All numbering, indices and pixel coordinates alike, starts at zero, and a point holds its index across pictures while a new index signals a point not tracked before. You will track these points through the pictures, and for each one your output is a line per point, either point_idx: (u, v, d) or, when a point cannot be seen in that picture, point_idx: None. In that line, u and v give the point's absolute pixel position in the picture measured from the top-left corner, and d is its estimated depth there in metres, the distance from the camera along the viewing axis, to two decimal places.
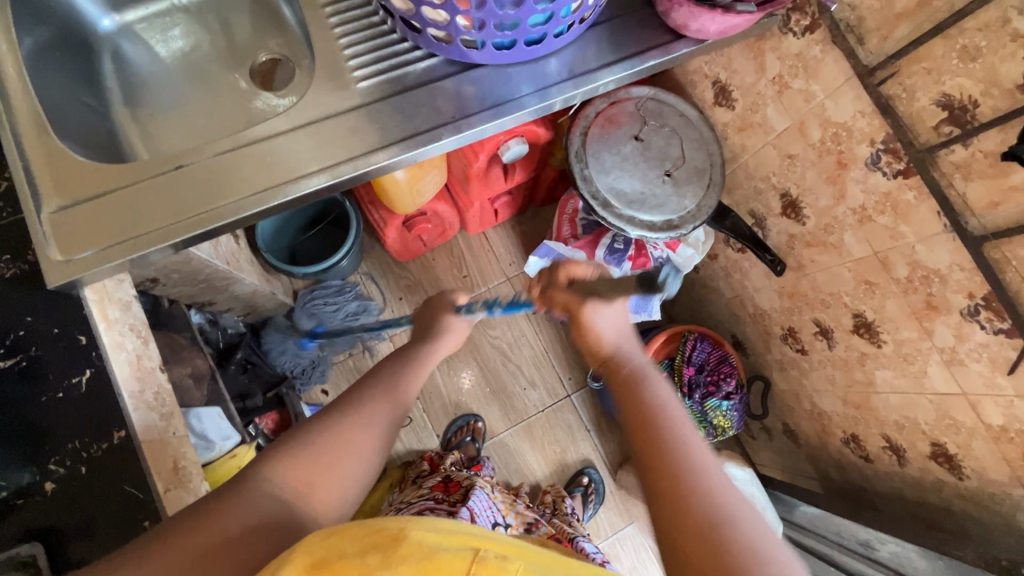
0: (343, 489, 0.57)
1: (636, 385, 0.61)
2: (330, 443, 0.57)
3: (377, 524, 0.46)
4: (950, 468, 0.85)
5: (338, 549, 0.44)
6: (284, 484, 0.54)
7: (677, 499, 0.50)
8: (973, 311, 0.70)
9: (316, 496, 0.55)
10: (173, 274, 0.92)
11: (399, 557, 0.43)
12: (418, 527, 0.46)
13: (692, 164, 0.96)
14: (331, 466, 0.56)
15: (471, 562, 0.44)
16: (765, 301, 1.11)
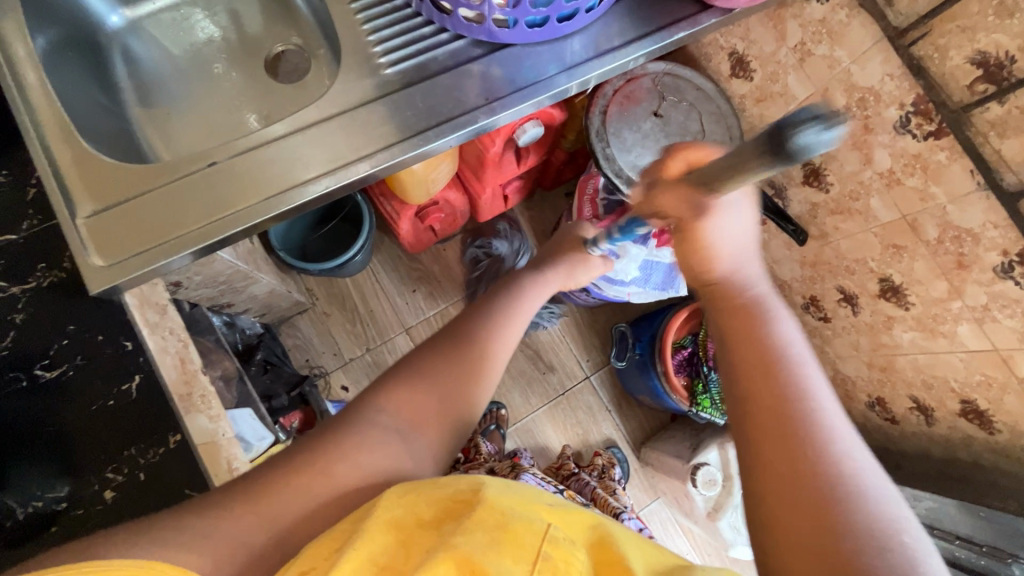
0: (448, 424, 0.63)
1: (758, 320, 0.52)
2: (440, 378, 0.64)
3: (454, 489, 0.51)
4: (981, 424, 0.87)
5: (416, 514, 0.49)
6: (396, 414, 0.60)
7: (784, 438, 0.45)
8: (1008, 268, 0.71)
9: (425, 429, 0.61)
10: (195, 276, 0.90)
11: (473, 518, 0.47)
12: (492, 492, 0.51)
13: (712, 138, 0.95)
14: (432, 414, 0.62)
15: (543, 537, 0.47)
16: (785, 272, 1.11)
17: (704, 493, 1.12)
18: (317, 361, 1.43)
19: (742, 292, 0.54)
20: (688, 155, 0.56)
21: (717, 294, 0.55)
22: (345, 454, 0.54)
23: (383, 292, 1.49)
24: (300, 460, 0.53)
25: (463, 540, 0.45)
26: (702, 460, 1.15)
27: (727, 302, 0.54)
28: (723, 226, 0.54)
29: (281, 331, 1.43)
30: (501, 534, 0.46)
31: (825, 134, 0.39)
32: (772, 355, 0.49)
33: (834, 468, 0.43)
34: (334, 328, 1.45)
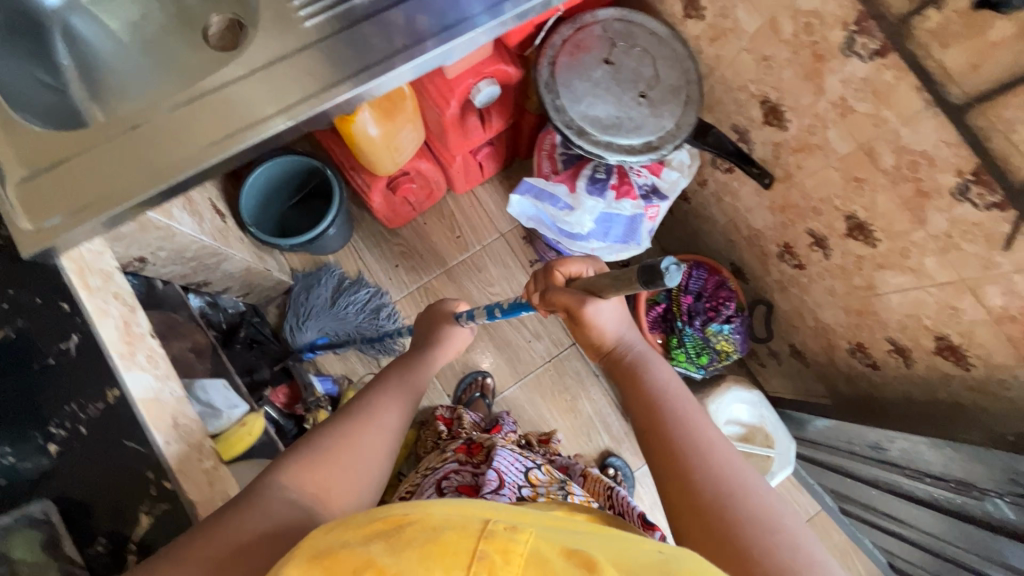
0: (353, 497, 0.62)
1: (637, 371, 0.71)
2: (345, 447, 0.64)
3: (386, 513, 0.45)
4: (956, 360, 0.84)
5: (345, 538, 0.43)
6: (300, 491, 0.58)
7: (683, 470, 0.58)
8: (963, 190, 0.67)
9: (332, 498, 0.60)
10: (161, 252, 0.92)
11: (402, 540, 0.41)
12: (430, 511, 0.44)
13: (667, 83, 0.93)
14: (343, 474, 0.62)
15: (479, 539, 0.40)
16: (758, 220, 1.08)
17: None
18: None
19: (625, 351, 0.74)
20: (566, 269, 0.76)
21: (614, 356, 0.75)
22: (253, 518, 0.54)
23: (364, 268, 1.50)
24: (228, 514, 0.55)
25: (393, 563, 0.40)
26: None
27: (619, 361, 0.75)
28: (609, 310, 0.73)
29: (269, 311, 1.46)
30: (436, 553, 0.40)
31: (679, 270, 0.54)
32: (654, 395, 0.67)
33: (713, 470, 0.58)
34: None
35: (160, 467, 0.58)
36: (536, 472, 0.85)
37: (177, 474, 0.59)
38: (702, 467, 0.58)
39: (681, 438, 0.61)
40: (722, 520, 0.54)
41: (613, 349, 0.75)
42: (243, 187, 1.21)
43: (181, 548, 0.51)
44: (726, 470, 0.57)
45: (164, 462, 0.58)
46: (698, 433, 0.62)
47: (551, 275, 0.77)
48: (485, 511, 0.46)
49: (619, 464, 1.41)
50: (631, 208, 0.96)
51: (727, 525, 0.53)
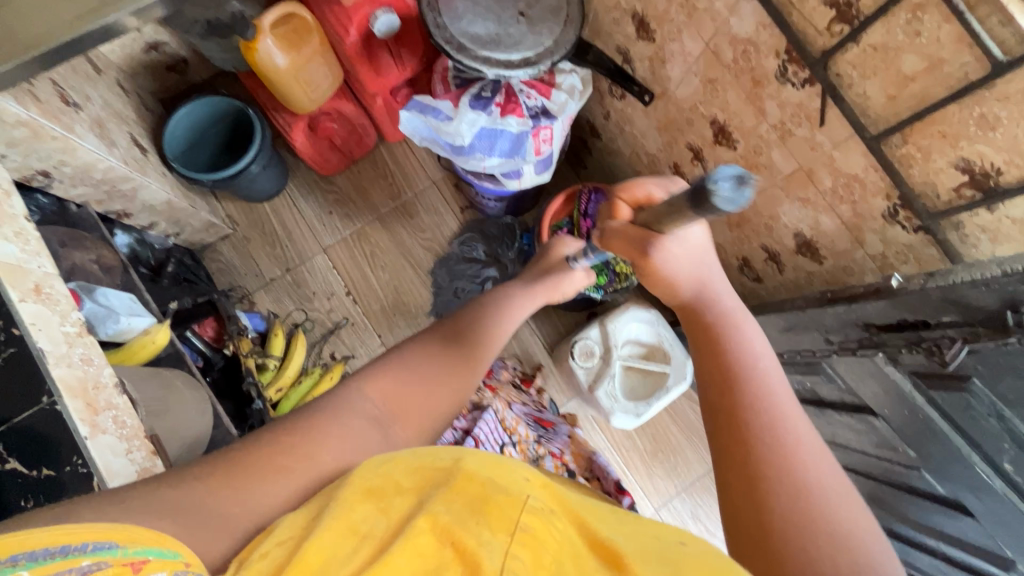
0: (426, 420, 0.69)
1: (721, 330, 0.62)
2: (432, 380, 0.70)
3: (435, 460, 0.53)
4: (812, 255, 0.88)
5: (395, 487, 0.50)
6: (380, 404, 0.66)
7: (751, 473, 0.52)
8: (783, 71, 0.71)
9: (405, 423, 0.67)
10: (65, 169, 0.97)
11: (454, 487, 0.49)
12: (471, 460, 0.52)
13: (546, 3, 0.97)
14: (410, 410, 0.68)
15: (521, 508, 0.47)
16: (652, 145, 1.13)
17: (584, 366, 1.15)
18: (239, 282, 1.50)
19: (708, 305, 0.65)
20: (629, 198, 0.71)
21: (688, 310, 0.66)
22: (331, 433, 0.60)
23: (298, 215, 1.54)
24: (310, 426, 0.60)
25: (444, 512, 0.46)
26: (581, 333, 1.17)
27: (695, 315, 0.65)
28: (683, 251, 0.64)
29: (205, 256, 1.50)
30: (482, 507, 0.47)
31: (742, 190, 0.45)
32: (731, 365, 0.59)
33: (790, 467, 0.51)
34: (254, 250, 1.52)
35: (11, 317, 0.63)
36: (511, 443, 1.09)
37: (28, 325, 0.63)
38: (771, 445, 0.53)
39: (759, 424, 0.54)
40: (776, 505, 0.49)
41: (690, 302, 0.66)
42: (167, 125, 1.26)
43: (257, 464, 0.54)
44: (808, 475, 0.50)
45: (15, 313, 0.63)
46: (780, 423, 0.54)
47: (618, 203, 0.71)
48: (521, 467, 0.53)
49: None
50: (517, 126, 1.00)
51: (791, 514, 0.49)
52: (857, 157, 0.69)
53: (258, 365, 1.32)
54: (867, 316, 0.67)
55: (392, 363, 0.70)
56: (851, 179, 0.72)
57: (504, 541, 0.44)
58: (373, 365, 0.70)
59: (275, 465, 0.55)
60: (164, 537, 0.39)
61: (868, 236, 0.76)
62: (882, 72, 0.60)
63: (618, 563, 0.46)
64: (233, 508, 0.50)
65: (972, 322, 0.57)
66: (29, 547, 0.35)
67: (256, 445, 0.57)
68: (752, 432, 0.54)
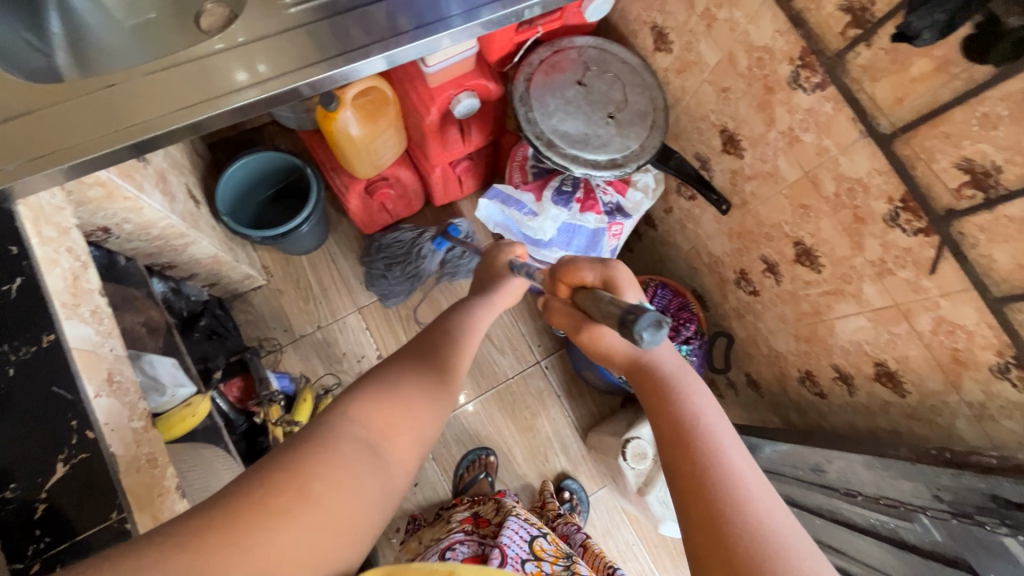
0: (418, 433, 0.60)
1: (671, 393, 0.61)
2: (413, 388, 0.62)
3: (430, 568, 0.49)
4: (893, 386, 0.87)
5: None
6: (367, 429, 0.56)
7: (716, 528, 0.49)
8: (894, 216, 0.72)
9: (394, 443, 0.58)
10: (126, 225, 0.93)
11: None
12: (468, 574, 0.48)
13: (635, 107, 0.99)
14: (402, 426, 0.59)
15: None
16: (717, 247, 1.13)
17: (634, 468, 1.11)
18: (267, 335, 1.44)
19: (656, 367, 0.64)
20: (569, 278, 0.72)
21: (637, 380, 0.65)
22: (320, 467, 0.51)
23: (335, 268, 1.51)
24: (293, 466, 0.51)
25: None
26: (634, 433, 1.13)
27: (643, 380, 0.64)
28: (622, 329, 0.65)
29: (234, 306, 1.44)
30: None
31: (649, 330, 0.54)
32: (685, 422, 0.57)
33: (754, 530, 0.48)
34: (286, 304, 1.47)
35: (85, 418, 0.56)
36: (541, 541, 0.86)
37: (102, 426, 0.57)
38: (743, 534, 0.48)
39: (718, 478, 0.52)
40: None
41: (635, 368, 0.65)
42: (222, 178, 1.22)
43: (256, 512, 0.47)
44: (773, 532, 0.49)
45: (90, 413, 0.57)
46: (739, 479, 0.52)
47: (556, 283, 0.74)
48: None
49: (574, 487, 1.38)
50: (594, 222, 1.00)
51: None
52: (969, 310, 0.69)
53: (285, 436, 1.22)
54: (998, 490, 0.64)
55: (371, 382, 0.61)
56: (957, 328, 0.72)
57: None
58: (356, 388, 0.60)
59: (272, 506, 0.48)
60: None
61: (967, 383, 0.74)
62: (1015, 242, 0.60)
63: None
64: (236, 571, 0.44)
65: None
66: None
67: (248, 489, 0.48)
68: (721, 519, 0.49)
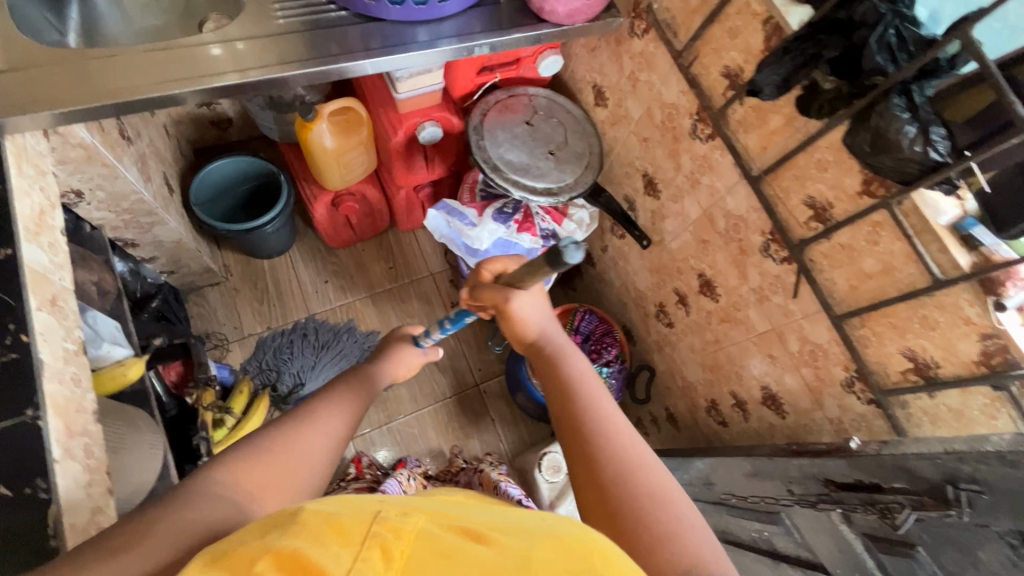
0: (296, 486, 0.60)
1: (558, 361, 0.70)
2: (285, 440, 0.62)
3: (275, 514, 0.44)
4: (775, 408, 0.97)
5: (237, 540, 0.42)
6: (233, 485, 0.55)
7: (589, 460, 0.58)
8: (766, 247, 0.85)
9: (265, 498, 0.56)
10: (99, 192, 1.01)
11: (295, 524, 0.41)
12: (316, 504, 0.45)
13: (573, 149, 1.14)
14: (278, 478, 0.58)
15: (372, 521, 0.41)
16: (642, 282, 1.25)
17: (549, 480, 1.16)
18: (216, 329, 1.48)
19: (546, 343, 0.73)
20: (490, 268, 0.78)
21: (535, 351, 0.74)
22: (174, 510, 0.50)
23: (294, 276, 1.58)
24: (142, 514, 0.49)
25: (289, 542, 0.39)
26: (551, 447, 1.19)
27: (539, 353, 0.73)
28: (525, 303, 0.73)
29: (188, 298, 1.49)
30: (329, 529, 0.40)
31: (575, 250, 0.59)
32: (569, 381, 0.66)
33: (619, 458, 0.57)
34: (240, 302, 1.52)
35: (23, 323, 0.62)
36: None
37: (36, 333, 0.63)
38: (609, 462, 0.57)
39: (590, 423, 0.61)
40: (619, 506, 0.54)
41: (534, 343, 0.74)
42: (199, 174, 1.34)
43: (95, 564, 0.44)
44: (634, 458, 0.57)
45: (29, 319, 0.62)
46: (608, 422, 0.61)
47: (480, 272, 0.78)
48: (380, 501, 0.47)
49: None
50: (529, 243, 1.13)
51: (634, 511, 0.53)
52: (823, 330, 0.80)
53: (214, 421, 1.25)
54: (828, 472, 0.69)
55: (251, 442, 0.61)
56: (816, 347, 0.83)
57: (352, 556, 0.38)
58: (223, 453, 0.59)
59: (110, 547, 0.46)
60: None
61: (828, 400, 0.85)
62: (847, 266, 0.73)
63: (478, 538, 0.43)
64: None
65: (920, 492, 0.56)
66: None
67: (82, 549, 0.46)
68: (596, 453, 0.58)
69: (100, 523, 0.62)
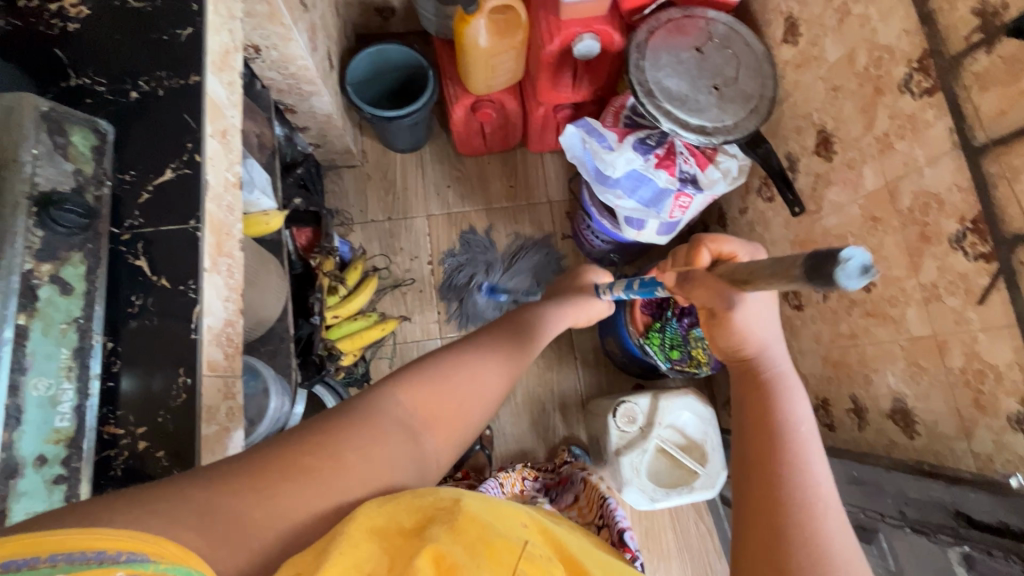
0: (457, 431, 0.61)
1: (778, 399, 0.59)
2: (458, 385, 0.61)
3: (433, 497, 0.49)
4: (904, 426, 0.84)
5: (396, 523, 0.47)
6: (412, 411, 0.57)
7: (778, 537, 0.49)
8: (960, 237, 0.70)
9: (434, 432, 0.58)
10: (273, 52, 1.08)
11: (456, 527, 0.46)
12: (470, 501, 0.49)
13: (742, 88, 1.01)
14: (445, 416, 0.59)
15: (519, 556, 0.47)
16: (778, 255, 1.12)
17: (620, 429, 1.13)
18: (345, 209, 1.59)
19: (766, 369, 0.62)
20: (713, 249, 0.69)
21: (745, 367, 0.63)
22: (359, 436, 0.52)
23: (421, 175, 1.63)
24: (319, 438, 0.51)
25: (449, 550, 0.44)
26: (630, 397, 1.15)
27: (751, 376, 0.62)
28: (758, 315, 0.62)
29: (326, 175, 1.61)
30: (484, 550, 0.45)
31: (861, 268, 0.43)
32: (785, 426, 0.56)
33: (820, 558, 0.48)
34: (370, 189, 1.61)
35: (199, 145, 0.69)
36: None
37: (207, 157, 0.69)
38: (800, 541, 0.48)
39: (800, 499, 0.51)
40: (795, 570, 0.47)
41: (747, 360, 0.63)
42: (358, 55, 1.38)
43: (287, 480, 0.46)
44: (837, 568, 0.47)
45: (204, 143, 0.69)
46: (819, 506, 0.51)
47: (699, 247, 0.70)
48: (512, 514, 0.52)
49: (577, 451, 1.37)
50: (664, 182, 1.04)
51: None
52: (1006, 349, 0.66)
53: (329, 286, 1.36)
54: (964, 505, 0.70)
55: (430, 363, 0.62)
56: (987, 368, 0.69)
57: None
58: (402, 371, 0.61)
59: (300, 464, 0.48)
60: (193, 555, 0.35)
61: (980, 432, 0.71)
62: None
63: None
64: (262, 519, 0.44)
65: None
66: (67, 547, 0.32)
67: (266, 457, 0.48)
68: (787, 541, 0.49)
69: (230, 334, 0.70)
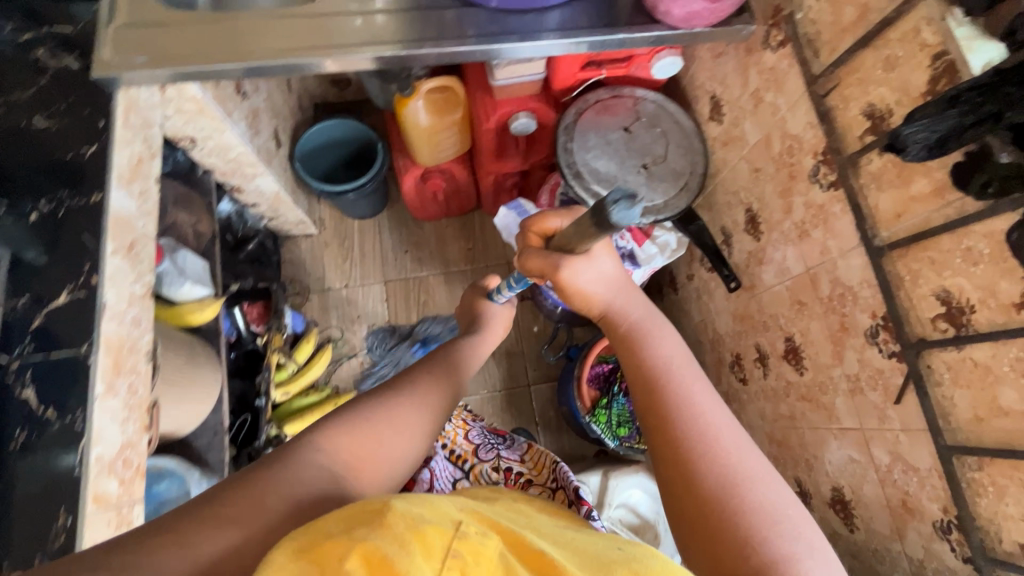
0: (389, 471, 0.56)
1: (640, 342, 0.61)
2: (381, 422, 0.57)
3: (360, 504, 0.40)
4: (844, 517, 0.81)
5: (323, 531, 0.38)
6: (336, 457, 0.52)
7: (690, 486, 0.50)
8: (874, 333, 0.69)
9: (365, 472, 0.54)
10: (208, 142, 1.08)
11: (386, 522, 0.38)
12: (400, 502, 0.41)
13: (671, 165, 1.02)
14: (371, 459, 0.55)
15: (453, 536, 0.39)
16: (723, 325, 1.10)
17: None
18: (301, 278, 1.59)
19: (625, 321, 0.64)
20: (539, 228, 0.69)
21: (607, 323, 0.65)
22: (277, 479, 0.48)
23: (378, 240, 1.63)
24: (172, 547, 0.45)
25: (380, 543, 0.36)
26: (581, 478, 1.12)
27: (614, 329, 0.64)
28: (592, 269, 0.64)
29: (282, 244, 1.60)
30: (414, 537, 0.37)
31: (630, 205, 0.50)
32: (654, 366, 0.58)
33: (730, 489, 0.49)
34: (327, 256, 1.61)
35: (97, 265, 0.68)
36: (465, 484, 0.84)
37: (106, 277, 0.69)
38: (709, 464, 0.50)
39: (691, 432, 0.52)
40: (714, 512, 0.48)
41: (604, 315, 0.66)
42: (306, 131, 1.40)
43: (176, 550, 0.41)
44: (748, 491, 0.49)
45: (102, 263, 0.68)
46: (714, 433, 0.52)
47: (527, 235, 0.70)
48: (443, 505, 0.44)
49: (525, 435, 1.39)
50: None
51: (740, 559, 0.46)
52: (925, 453, 0.64)
53: (279, 363, 1.33)
54: None
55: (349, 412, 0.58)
56: (911, 471, 0.67)
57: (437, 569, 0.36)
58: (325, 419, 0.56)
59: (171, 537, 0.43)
60: None
61: (911, 535, 0.68)
62: (975, 389, 0.57)
63: None
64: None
65: None
66: None
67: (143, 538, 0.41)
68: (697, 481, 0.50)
69: (127, 458, 0.68)
